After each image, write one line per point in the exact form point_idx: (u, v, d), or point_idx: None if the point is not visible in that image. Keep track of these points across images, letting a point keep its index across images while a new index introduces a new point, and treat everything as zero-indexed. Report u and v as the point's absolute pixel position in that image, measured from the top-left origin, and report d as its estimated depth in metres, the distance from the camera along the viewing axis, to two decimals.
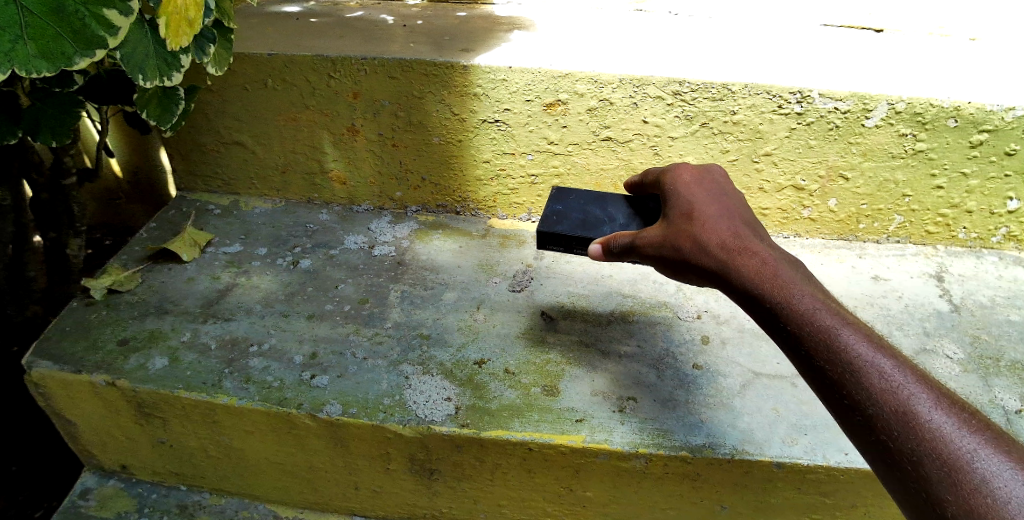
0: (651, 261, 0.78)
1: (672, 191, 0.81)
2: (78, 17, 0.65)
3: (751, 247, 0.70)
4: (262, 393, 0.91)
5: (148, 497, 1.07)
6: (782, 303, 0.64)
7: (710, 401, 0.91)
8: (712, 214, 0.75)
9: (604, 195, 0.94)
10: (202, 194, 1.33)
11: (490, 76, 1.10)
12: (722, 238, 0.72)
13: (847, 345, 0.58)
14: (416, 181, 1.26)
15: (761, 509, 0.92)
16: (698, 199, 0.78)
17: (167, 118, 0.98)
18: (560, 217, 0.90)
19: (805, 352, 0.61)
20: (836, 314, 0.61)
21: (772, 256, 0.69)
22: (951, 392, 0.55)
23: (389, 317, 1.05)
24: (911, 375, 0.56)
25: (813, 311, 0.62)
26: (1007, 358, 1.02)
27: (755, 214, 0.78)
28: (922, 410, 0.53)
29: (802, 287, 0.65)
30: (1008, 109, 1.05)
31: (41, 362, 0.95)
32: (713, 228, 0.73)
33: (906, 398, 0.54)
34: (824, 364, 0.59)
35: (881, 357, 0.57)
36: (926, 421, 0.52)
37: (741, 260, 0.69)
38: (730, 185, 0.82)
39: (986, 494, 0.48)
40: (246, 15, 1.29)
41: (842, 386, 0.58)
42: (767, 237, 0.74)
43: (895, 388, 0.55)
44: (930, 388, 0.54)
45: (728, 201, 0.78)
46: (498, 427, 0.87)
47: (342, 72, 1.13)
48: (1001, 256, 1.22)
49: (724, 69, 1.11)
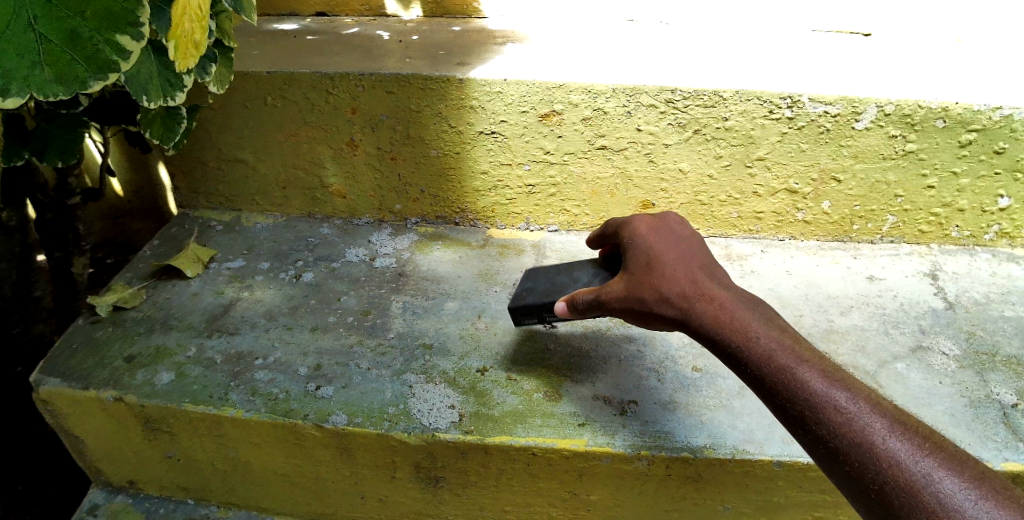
0: (617, 311, 0.79)
1: (630, 243, 0.83)
2: (91, 43, 0.63)
3: (709, 292, 0.72)
4: (267, 405, 0.92)
5: (156, 512, 1.08)
6: (743, 348, 0.67)
7: (710, 403, 0.93)
8: (668, 262, 0.77)
9: (574, 263, 0.96)
10: (205, 212, 1.35)
11: (486, 89, 1.13)
12: (680, 285, 0.74)
13: (805, 383, 0.62)
14: (416, 194, 1.27)
15: (764, 508, 0.93)
16: (654, 247, 0.81)
17: (170, 137, 0.99)
18: (529, 290, 0.95)
19: (769, 391, 0.64)
20: (792, 351, 0.65)
21: (730, 299, 0.72)
22: (903, 416, 0.59)
23: (392, 327, 1.06)
24: (864, 406, 0.60)
25: (770, 351, 0.65)
26: (1003, 353, 1.03)
27: (710, 254, 0.80)
28: (879, 439, 0.57)
29: (758, 328, 0.68)
30: (994, 109, 1.08)
31: (49, 379, 0.96)
32: (671, 276, 0.75)
33: (863, 428, 0.58)
34: (788, 403, 0.63)
35: (836, 390, 0.61)
36: (882, 450, 0.57)
37: (702, 306, 0.71)
38: (685, 228, 0.85)
39: (944, 516, 0.52)
40: (245, 34, 1.32)
41: (805, 422, 0.61)
42: (723, 277, 0.76)
43: (853, 420, 0.59)
44: (883, 416, 0.59)
45: (682, 247, 0.80)
46: (502, 433, 0.88)
47: (340, 88, 1.15)
48: (993, 254, 1.24)
49: (715, 76, 1.14)
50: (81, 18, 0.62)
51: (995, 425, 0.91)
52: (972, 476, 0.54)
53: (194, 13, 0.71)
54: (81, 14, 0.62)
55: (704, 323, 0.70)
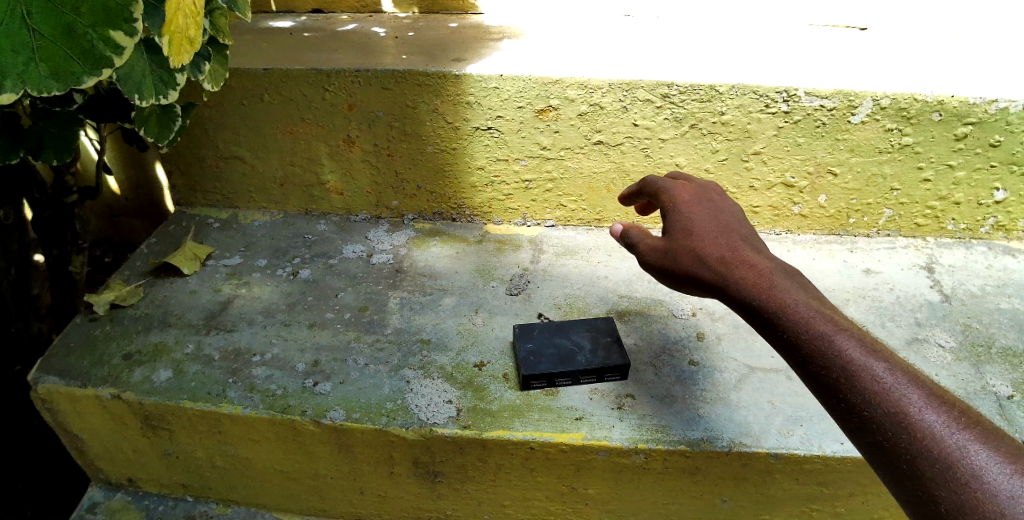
0: (650, 268, 0.79)
1: (671, 208, 0.83)
2: (86, 38, 0.63)
3: (747, 259, 0.72)
4: (266, 401, 0.92)
5: (155, 509, 1.08)
6: (780, 314, 0.65)
7: (707, 396, 0.93)
8: (708, 229, 0.77)
9: (565, 322, 1.00)
10: (202, 210, 1.35)
11: (482, 85, 1.13)
12: (719, 250, 0.73)
13: (842, 351, 0.60)
14: (413, 190, 1.27)
15: (762, 501, 0.93)
16: (695, 215, 0.80)
17: (165, 134, 1.00)
18: (536, 356, 0.95)
19: (804, 358, 0.62)
20: (830, 320, 0.63)
21: (770, 268, 0.71)
22: (943, 392, 0.56)
23: (390, 323, 1.06)
24: (902, 377, 0.57)
25: (809, 318, 0.63)
26: (998, 345, 1.03)
27: (750, 228, 0.79)
28: (914, 409, 0.54)
29: (797, 295, 0.66)
30: (990, 102, 1.08)
31: (47, 377, 0.96)
32: (710, 242, 0.75)
33: (898, 398, 0.55)
34: (821, 370, 0.60)
35: (874, 360, 0.58)
36: (916, 420, 0.54)
37: (740, 271, 0.71)
38: (727, 201, 0.84)
39: (976, 488, 0.49)
40: (241, 32, 1.32)
41: (838, 388, 0.59)
42: (762, 248, 0.75)
43: (887, 389, 0.56)
44: (921, 388, 0.56)
45: (723, 218, 0.79)
46: (499, 427, 0.88)
47: (337, 85, 1.15)
48: (990, 246, 1.25)
49: (712, 70, 1.14)
50: (76, 13, 0.62)
51: (991, 416, 0.92)
52: (1009, 453, 0.50)
53: (188, 10, 0.70)
54: (76, 9, 0.62)
55: (740, 288, 0.69)
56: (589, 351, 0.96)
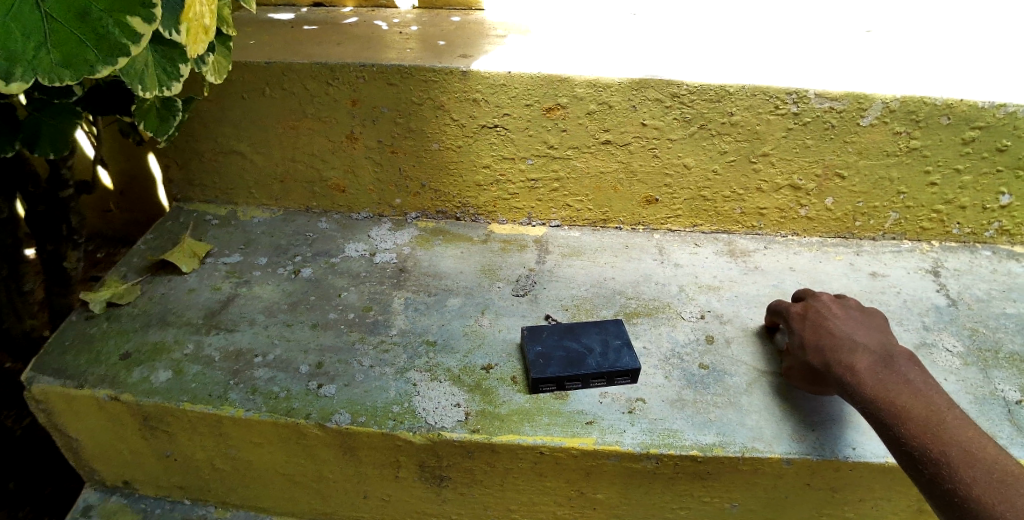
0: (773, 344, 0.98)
1: (837, 304, 0.95)
2: (102, 25, 0.60)
3: (853, 354, 0.85)
4: (269, 404, 0.90)
5: (152, 512, 1.06)
6: (864, 394, 0.80)
7: (718, 400, 0.93)
8: (852, 329, 0.90)
9: (574, 325, 0.99)
10: (199, 205, 1.32)
11: (490, 82, 1.11)
12: (838, 347, 0.87)
13: (913, 430, 0.74)
14: (416, 188, 1.26)
15: (771, 505, 0.93)
16: (845, 313, 0.93)
17: (165, 129, 0.96)
18: (545, 359, 0.94)
19: (878, 428, 0.78)
20: (913, 406, 0.76)
21: (870, 357, 0.84)
22: (1003, 464, 0.67)
23: (395, 324, 1.04)
24: (963, 454, 0.69)
25: (894, 404, 0.77)
26: (1005, 350, 1.03)
27: (893, 338, 0.89)
28: (968, 480, 0.67)
29: (889, 385, 0.80)
30: (998, 106, 1.08)
31: (42, 377, 0.93)
32: (846, 340, 0.87)
33: (956, 479, 0.68)
34: (901, 451, 0.74)
35: (943, 441, 0.71)
36: (971, 495, 0.66)
37: (843, 358, 0.85)
38: (873, 311, 0.95)
39: None
40: (240, 24, 1.29)
41: (912, 458, 0.73)
42: (896, 345, 0.86)
43: (950, 471, 0.69)
44: (978, 464, 0.68)
45: (863, 320, 0.92)
46: (509, 431, 0.87)
47: (341, 80, 1.13)
48: (994, 251, 1.25)
49: (722, 70, 1.13)
50: None
51: (1000, 422, 0.92)
52: None
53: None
54: None
55: (840, 370, 0.84)
56: (599, 354, 0.95)
